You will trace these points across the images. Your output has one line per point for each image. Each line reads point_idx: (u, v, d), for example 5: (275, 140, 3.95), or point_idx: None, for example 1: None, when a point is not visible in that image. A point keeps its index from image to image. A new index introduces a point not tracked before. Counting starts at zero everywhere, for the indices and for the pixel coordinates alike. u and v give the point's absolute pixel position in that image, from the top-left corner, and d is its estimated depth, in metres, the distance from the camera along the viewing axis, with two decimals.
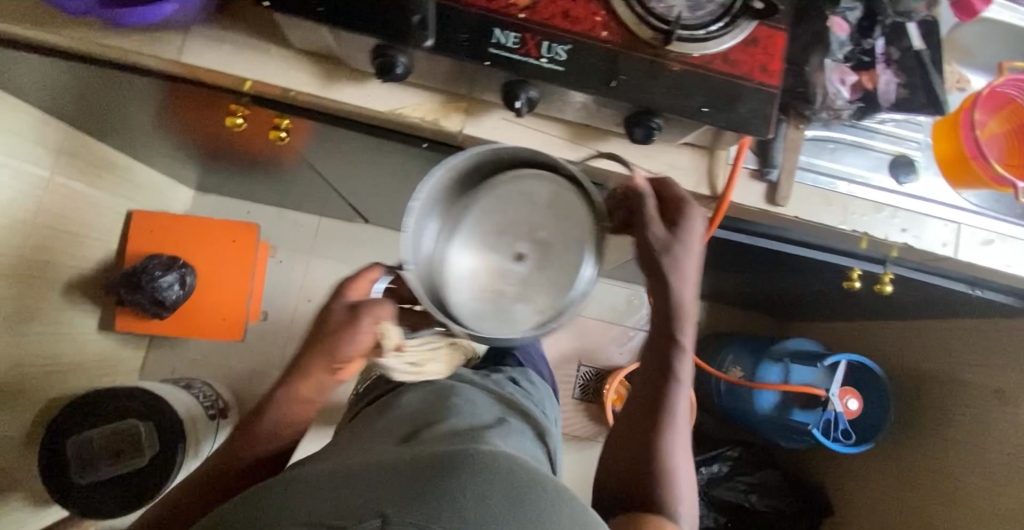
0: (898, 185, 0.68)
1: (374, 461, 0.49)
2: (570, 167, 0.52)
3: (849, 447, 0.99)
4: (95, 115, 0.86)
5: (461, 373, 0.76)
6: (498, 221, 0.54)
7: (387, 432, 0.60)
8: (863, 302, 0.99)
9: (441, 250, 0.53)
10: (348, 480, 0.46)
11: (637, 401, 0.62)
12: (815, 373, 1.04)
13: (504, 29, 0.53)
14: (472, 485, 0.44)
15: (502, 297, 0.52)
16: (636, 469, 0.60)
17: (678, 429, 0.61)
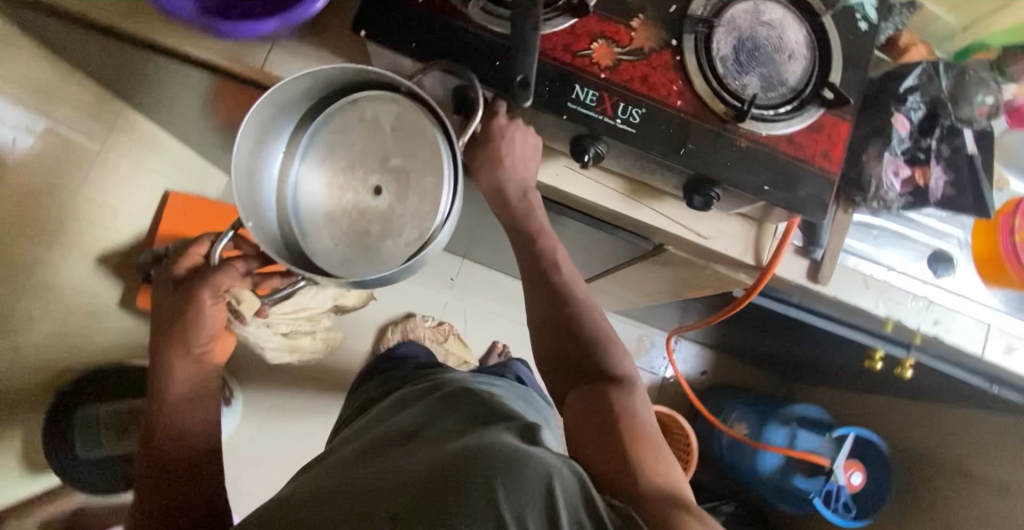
0: (933, 277, 0.70)
1: (379, 474, 0.51)
2: (403, 86, 0.53)
3: (849, 522, 1.00)
4: (156, 100, 0.88)
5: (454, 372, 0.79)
6: (346, 156, 0.56)
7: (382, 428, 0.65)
8: (875, 377, 1.01)
9: (293, 191, 0.57)
10: (365, 484, 0.49)
11: (541, 326, 0.63)
12: (821, 441, 1.06)
13: (585, 86, 0.55)
14: (463, 468, 0.45)
15: (370, 232, 0.55)
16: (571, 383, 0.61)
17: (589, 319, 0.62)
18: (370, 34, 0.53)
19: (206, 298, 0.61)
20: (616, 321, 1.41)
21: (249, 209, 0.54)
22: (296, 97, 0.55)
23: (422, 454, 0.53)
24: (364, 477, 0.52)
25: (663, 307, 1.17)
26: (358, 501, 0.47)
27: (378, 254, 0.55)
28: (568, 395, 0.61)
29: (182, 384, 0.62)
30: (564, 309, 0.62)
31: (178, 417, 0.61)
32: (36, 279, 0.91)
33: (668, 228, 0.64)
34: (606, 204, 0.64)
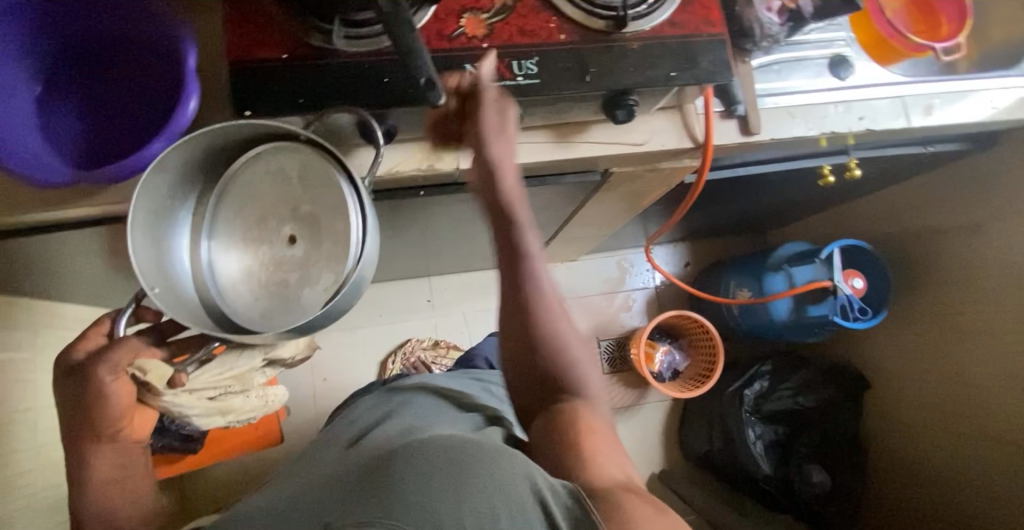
0: (841, 81, 0.74)
1: (326, 479, 0.57)
2: (303, 132, 0.50)
3: (869, 322, 1.04)
4: (69, 279, 0.83)
5: (417, 382, 0.89)
6: (256, 208, 0.52)
7: (338, 450, 0.72)
8: (832, 191, 1.08)
9: (207, 258, 0.53)
10: (280, 521, 0.51)
11: (506, 321, 0.64)
12: (815, 268, 1.11)
13: (475, 62, 0.55)
14: (409, 463, 0.47)
15: (287, 288, 0.51)
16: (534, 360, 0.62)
17: (551, 297, 0.62)
18: (258, 111, 0.52)
19: (105, 375, 0.54)
20: (591, 260, 1.45)
21: (155, 277, 0.49)
22: (195, 161, 0.51)
23: (367, 453, 0.61)
24: (310, 485, 0.58)
25: (628, 226, 1.21)
26: (302, 503, 0.53)
27: (298, 304, 0.50)
28: (538, 385, 0.62)
29: (105, 468, 0.58)
30: (533, 318, 0.62)
31: (101, 502, 0.58)
32: (37, 507, 0.86)
33: (607, 151, 0.66)
34: (544, 158, 0.65)
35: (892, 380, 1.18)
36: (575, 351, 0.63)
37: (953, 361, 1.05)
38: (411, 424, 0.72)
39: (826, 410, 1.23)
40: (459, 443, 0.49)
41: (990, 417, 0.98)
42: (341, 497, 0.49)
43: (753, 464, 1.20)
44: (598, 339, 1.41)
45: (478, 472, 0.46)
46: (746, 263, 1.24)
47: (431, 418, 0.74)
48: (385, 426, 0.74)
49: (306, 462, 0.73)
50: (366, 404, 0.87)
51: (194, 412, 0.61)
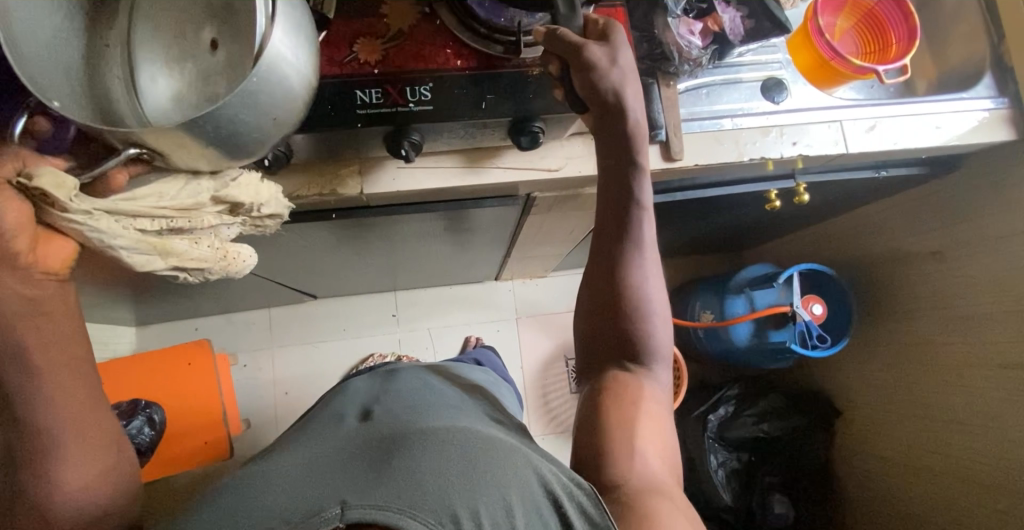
0: (776, 105, 0.71)
1: (346, 456, 0.50)
2: None
3: (828, 350, 1.02)
4: None
5: (415, 367, 0.82)
6: (174, 22, 0.49)
7: (338, 415, 0.66)
8: (793, 216, 1.05)
9: (129, 75, 0.48)
10: (314, 476, 0.45)
11: (597, 270, 0.60)
12: (776, 292, 1.08)
13: (365, 88, 0.54)
14: (426, 449, 0.46)
15: (218, 97, 0.46)
16: (609, 319, 0.59)
17: (647, 262, 0.59)
18: None
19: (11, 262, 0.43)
20: (560, 278, 1.46)
21: (67, 81, 0.44)
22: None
23: (384, 427, 0.56)
24: (332, 456, 0.50)
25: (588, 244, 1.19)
26: (330, 479, 0.44)
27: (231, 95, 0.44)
28: (603, 348, 0.60)
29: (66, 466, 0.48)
30: (623, 275, 0.59)
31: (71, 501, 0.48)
32: None
33: (519, 177, 0.65)
34: (451, 184, 0.63)
35: (860, 408, 1.14)
36: (657, 322, 0.59)
37: (921, 395, 1.00)
38: (420, 402, 0.65)
39: (793, 438, 1.18)
40: (472, 440, 0.49)
41: (962, 455, 0.92)
42: (364, 471, 0.44)
43: (713, 493, 1.17)
44: (566, 358, 1.43)
45: (495, 465, 0.46)
46: (712, 283, 1.21)
47: (445, 399, 0.68)
48: (386, 404, 0.65)
49: (310, 433, 0.61)
50: (361, 387, 0.75)
51: (118, 245, 0.44)
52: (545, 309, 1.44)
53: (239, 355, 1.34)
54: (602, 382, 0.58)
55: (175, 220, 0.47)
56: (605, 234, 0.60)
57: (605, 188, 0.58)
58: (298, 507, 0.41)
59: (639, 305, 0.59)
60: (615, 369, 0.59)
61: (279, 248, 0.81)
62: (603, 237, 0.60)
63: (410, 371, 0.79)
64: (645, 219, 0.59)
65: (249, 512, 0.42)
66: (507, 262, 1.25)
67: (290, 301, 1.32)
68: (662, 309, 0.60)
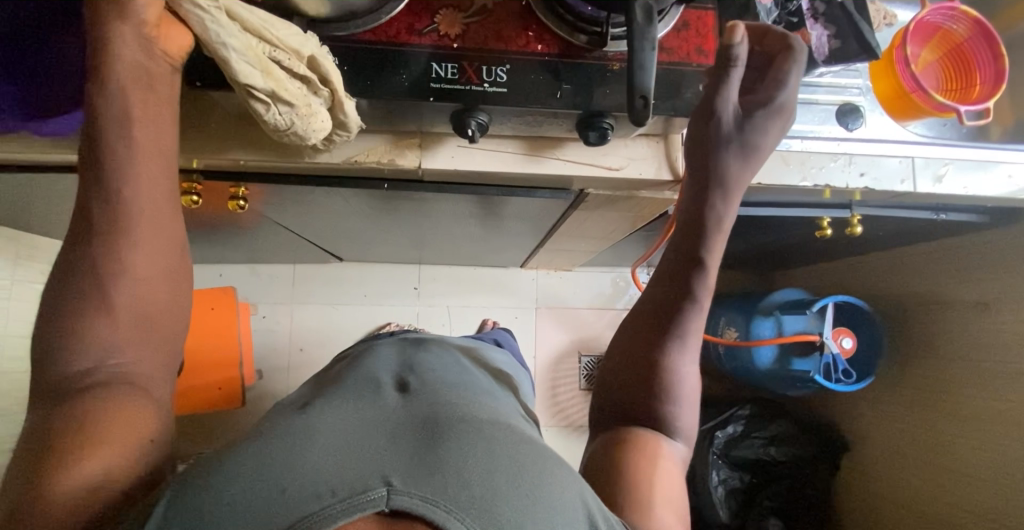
0: (848, 132, 0.68)
1: (386, 424, 0.47)
2: None
3: (852, 386, 1.00)
4: (41, 217, 0.85)
5: (450, 345, 0.82)
6: None
7: (368, 375, 0.64)
8: (837, 245, 1.02)
9: None
10: (353, 443, 0.43)
11: (638, 322, 0.59)
12: (806, 320, 1.06)
13: (441, 62, 0.53)
14: (471, 438, 0.44)
15: None
16: (639, 373, 0.57)
17: (690, 337, 0.57)
18: (210, 83, 0.50)
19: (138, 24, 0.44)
20: (584, 273, 1.45)
21: None
22: None
23: (424, 403, 0.53)
24: (371, 422, 0.47)
25: (621, 245, 1.17)
26: (373, 450, 0.42)
27: None
28: (622, 399, 0.57)
29: (137, 261, 0.45)
30: (664, 339, 0.57)
31: (133, 309, 0.45)
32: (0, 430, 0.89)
33: (579, 172, 0.63)
34: (510, 170, 0.62)
35: (871, 446, 1.13)
36: (683, 402, 0.57)
37: (937, 442, 0.98)
38: (457, 385, 0.62)
39: (797, 466, 1.18)
40: (517, 440, 0.47)
41: (967, 503, 0.92)
42: (410, 453, 0.42)
43: (711, 510, 1.17)
44: (579, 353, 1.42)
45: (542, 468, 0.44)
46: (739, 301, 1.20)
47: (480, 387, 0.66)
48: (423, 379, 0.62)
49: (340, 392, 0.59)
50: (384, 357, 0.72)
51: (230, 44, 0.45)
52: (565, 303, 1.43)
53: (260, 305, 1.35)
54: (619, 434, 0.56)
55: (278, 52, 0.48)
56: (661, 293, 0.58)
57: (664, 262, 0.59)
58: (344, 480, 0.38)
59: (674, 372, 0.56)
60: (630, 426, 0.56)
61: (322, 206, 0.80)
62: (658, 295, 0.58)
63: (429, 343, 0.78)
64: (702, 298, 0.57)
65: (287, 474, 0.39)
66: (536, 252, 1.25)
67: (315, 260, 1.32)
68: (691, 394, 0.58)
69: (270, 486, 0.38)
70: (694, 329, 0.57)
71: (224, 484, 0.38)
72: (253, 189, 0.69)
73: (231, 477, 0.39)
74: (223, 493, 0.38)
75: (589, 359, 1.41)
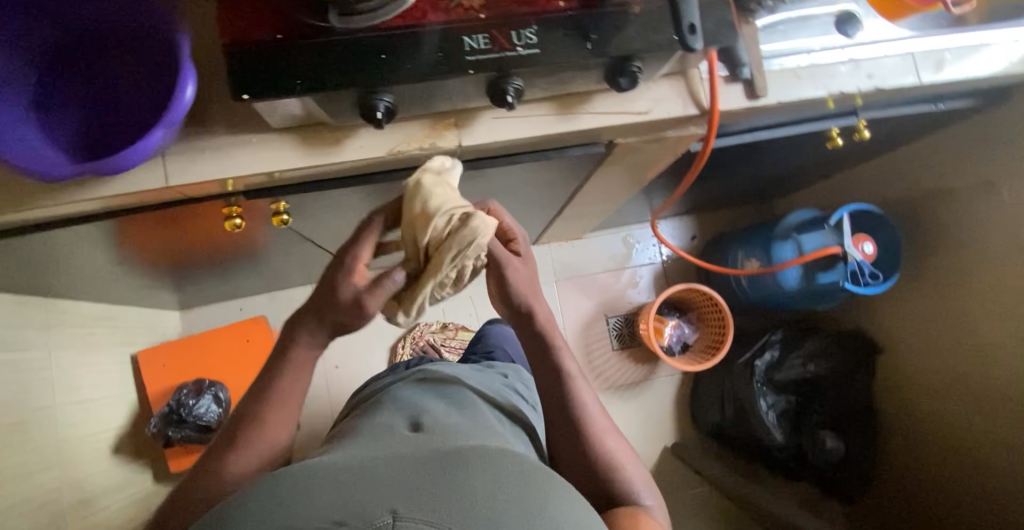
0: (849, 39, 0.72)
1: (397, 457, 0.55)
2: None
3: (880, 288, 1.04)
4: (66, 274, 0.85)
5: (468, 377, 0.88)
6: None
7: (394, 419, 0.70)
8: (841, 156, 1.06)
9: None
10: (365, 478, 0.51)
11: (562, 432, 0.75)
12: (824, 235, 1.10)
13: (472, 33, 0.54)
14: (475, 470, 0.53)
15: None
16: (587, 470, 0.73)
17: (602, 428, 0.74)
18: (259, 94, 0.51)
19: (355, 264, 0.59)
20: (596, 238, 1.47)
21: None
22: None
23: (435, 440, 0.61)
24: (385, 456, 0.56)
25: (631, 201, 1.19)
26: (381, 480, 0.51)
27: None
28: (588, 484, 0.73)
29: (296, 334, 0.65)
30: (583, 436, 0.73)
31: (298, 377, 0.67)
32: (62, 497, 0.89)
33: (612, 121, 0.65)
34: (546, 132, 0.64)
35: (903, 343, 1.18)
36: (633, 471, 0.73)
37: (942, 367, 1.10)
38: (470, 421, 0.70)
39: (837, 378, 1.22)
40: (521, 467, 0.55)
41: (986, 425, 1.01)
42: (420, 485, 0.50)
43: (766, 434, 1.21)
44: (606, 316, 1.44)
45: (533, 496, 0.52)
46: (755, 233, 1.24)
47: (489, 421, 0.73)
48: (437, 416, 0.70)
49: (364, 434, 0.67)
50: (408, 394, 0.78)
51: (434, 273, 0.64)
52: (583, 270, 1.45)
53: None
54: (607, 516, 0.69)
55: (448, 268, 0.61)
56: (558, 412, 0.75)
57: (545, 390, 0.75)
58: (353, 512, 0.47)
59: (610, 456, 0.73)
60: (607, 506, 0.71)
61: (354, 208, 0.81)
62: (557, 413, 0.75)
63: (457, 378, 0.84)
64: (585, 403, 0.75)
65: (307, 505, 0.48)
66: (550, 225, 1.26)
67: None
68: (634, 464, 0.74)
69: (292, 515, 0.48)
70: (605, 431, 0.74)
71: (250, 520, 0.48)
72: (292, 202, 0.70)
73: (249, 515, 0.48)
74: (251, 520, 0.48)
75: (617, 319, 1.44)
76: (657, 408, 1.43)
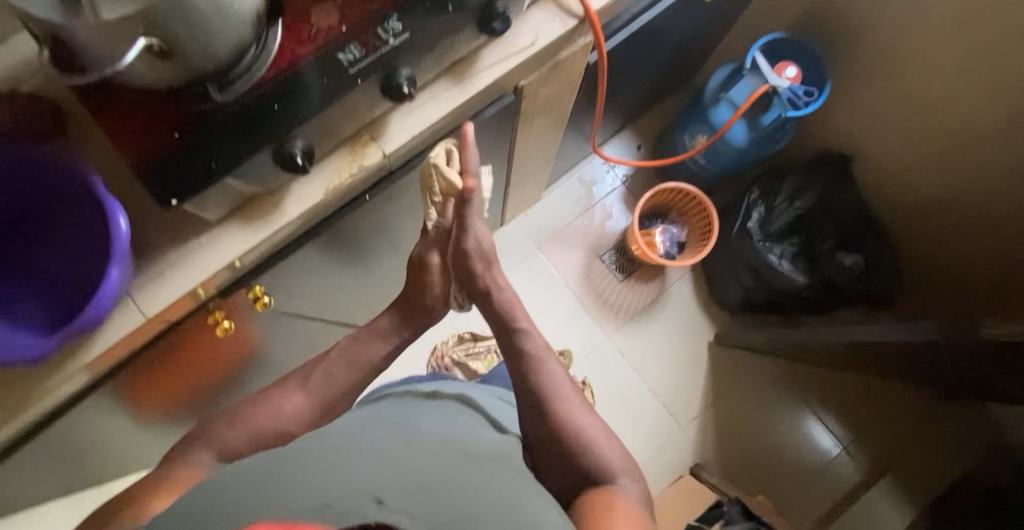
0: None
1: (385, 458, 0.53)
2: None
3: (816, 103, 1.09)
4: (97, 454, 0.86)
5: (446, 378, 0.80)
6: None
7: (375, 414, 0.65)
8: (724, 5, 1.09)
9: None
10: (351, 474, 0.49)
11: (534, 416, 0.71)
12: (749, 81, 1.13)
13: (345, 47, 0.55)
14: (462, 483, 0.51)
15: None
16: (560, 455, 0.69)
17: (574, 407, 0.72)
18: (186, 192, 0.53)
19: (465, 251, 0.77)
20: (555, 190, 1.49)
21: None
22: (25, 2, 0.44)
23: (427, 440, 0.58)
24: (369, 454, 0.54)
25: (567, 140, 1.22)
26: (374, 471, 0.50)
27: None
28: (559, 472, 0.69)
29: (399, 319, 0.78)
30: (552, 419, 0.71)
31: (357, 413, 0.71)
32: None
33: (506, 67, 0.67)
34: (454, 104, 0.66)
35: (864, 140, 1.22)
36: (608, 452, 0.70)
37: (907, 140, 1.14)
38: (462, 422, 0.65)
39: (827, 202, 1.26)
40: (512, 496, 0.52)
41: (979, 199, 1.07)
42: (407, 484, 0.48)
43: (788, 282, 1.24)
44: (599, 255, 1.47)
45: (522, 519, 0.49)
46: (687, 112, 1.27)
47: (493, 437, 0.65)
48: (435, 414, 0.66)
49: (357, 423, 0.63)
50: (403, 407, 0.67)
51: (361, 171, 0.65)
52: (558, 225, 1.47)
53: None
54: (580, 500, 0.66)
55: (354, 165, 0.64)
56: (530, 395, 0.73)
57: (520, 378, 0.74)
58: (339, 498, 0.45)
59: (586, 437, 0.70)
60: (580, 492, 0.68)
61: (326, 264, 0.82)
62: (529, 397, 0.72)
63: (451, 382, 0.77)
64: (556, 380, 0.74)
65: (288, 497, 0.46)
66: (509, 198, 1.28)
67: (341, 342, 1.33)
68: (608, 442, 0.71)
69: (269, 503, 0.46)
70: (574, 409, 0.72)
71: (236, 503, 0.47)
72: (267, 282, 0.72)
73: (240, 498, 0.48)
74: (238, 504, 0.47)
75: (609, 252, 1.46)
76: (686, 313, 1.45)
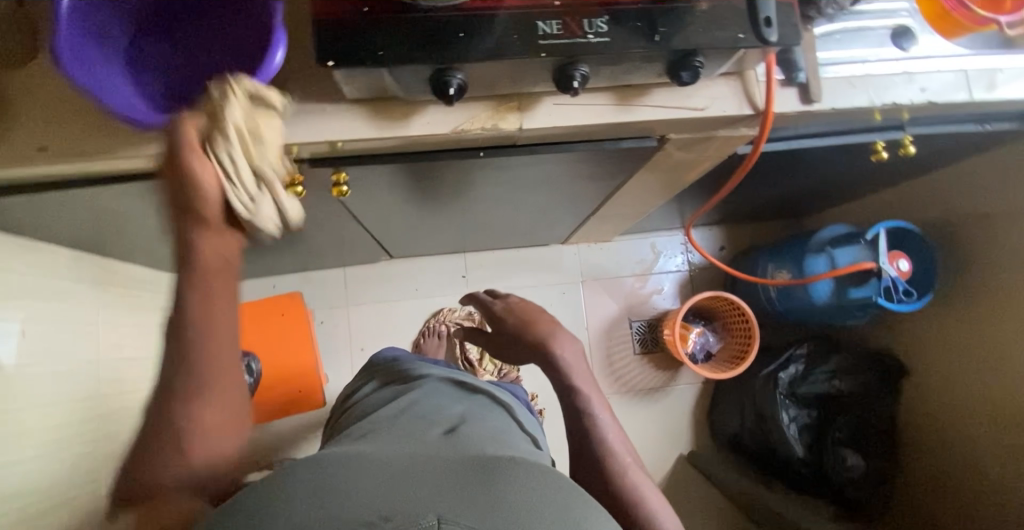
0: (904, 52, 0.72)
1: (428, 461, 0.54)
2: None
3: (912, 305, 1.06)
4: (121, 234, 0.89)
5: (468, 384, 0.83)
6: None
7: (413, 424, 0.68)
8: (878, 172, 1.06)
9: None
10: (403, 476, 0.50)
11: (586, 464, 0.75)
12: (859, 250, 1.12)
13: (545, 20, 0.57)
14: (511, 477, 0.52)
15: None
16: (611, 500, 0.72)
17: (624, 460, 0.75)
18: (344, 61, 0.54)
19: (196, 241, 0.55)
20: (625, 242, 1.48)
21: None
22: None
23: (464, 447, 0.60)
24: (411, 459, 0.55)
25: (664, 207, 1.21)
26: (427, 476, 0.51)
27: None
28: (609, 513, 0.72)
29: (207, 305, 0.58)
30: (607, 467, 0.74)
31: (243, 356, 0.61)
32: (88, 451, 0.93)
33: (668, 115, 0.67)
34: (605, 120, 0.66)
35: (931, 365, 1.17)
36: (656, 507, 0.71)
37: (971, 389, 1.09)
38: (491, 431, 0.68)
39: (864, 395, 1.22)
40: (559, 483, 0.54)
41: (997, 513, 1.02)
42: (459, 487, 0.49)
43: (786, 447, 1.21)
44: (630, 320, 1.45)
45: (570, 508, 0.51)
46: (784, 245, 1.25)
47: (518, 438, 0.72)
48: (473, 423, 0.69)
49: (398, 431, 0.66)
50: (448, 396, 0.77)
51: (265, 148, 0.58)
52: (610, 272, 1.47)
53: (318, 311, 1.37)
54: None
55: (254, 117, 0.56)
56: (582, 437, 0.78)
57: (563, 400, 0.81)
58: (398, 506, 0.45)
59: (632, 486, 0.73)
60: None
61: (405, 188, 0.83)
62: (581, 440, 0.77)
63: (473, 393, 0.80)
64: (605, 425, 0.78)
65: (342, 498, 0.47)
66: (583, 225, 1.27)
67: (366, 259, 1.35)
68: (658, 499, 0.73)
69: (321, 507, 0.46)
70: (627, 464, 0.75)
71: (284, 507, 0.46)
72: (353, 174, 0.73)
73: (283, 503, 0.47)
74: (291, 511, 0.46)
75: (640, 323, 1.44)
76: (674, 417, 1.43)
